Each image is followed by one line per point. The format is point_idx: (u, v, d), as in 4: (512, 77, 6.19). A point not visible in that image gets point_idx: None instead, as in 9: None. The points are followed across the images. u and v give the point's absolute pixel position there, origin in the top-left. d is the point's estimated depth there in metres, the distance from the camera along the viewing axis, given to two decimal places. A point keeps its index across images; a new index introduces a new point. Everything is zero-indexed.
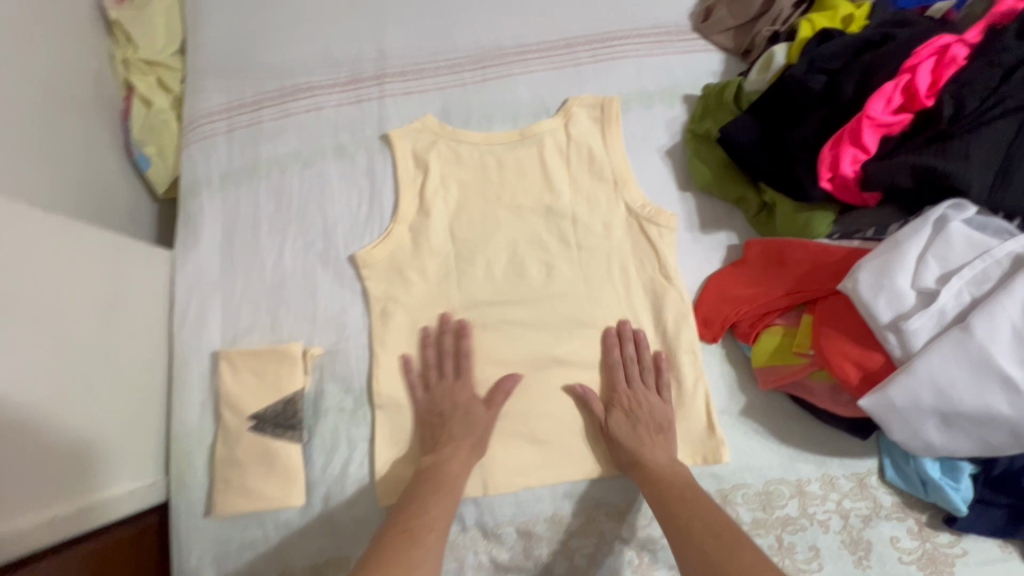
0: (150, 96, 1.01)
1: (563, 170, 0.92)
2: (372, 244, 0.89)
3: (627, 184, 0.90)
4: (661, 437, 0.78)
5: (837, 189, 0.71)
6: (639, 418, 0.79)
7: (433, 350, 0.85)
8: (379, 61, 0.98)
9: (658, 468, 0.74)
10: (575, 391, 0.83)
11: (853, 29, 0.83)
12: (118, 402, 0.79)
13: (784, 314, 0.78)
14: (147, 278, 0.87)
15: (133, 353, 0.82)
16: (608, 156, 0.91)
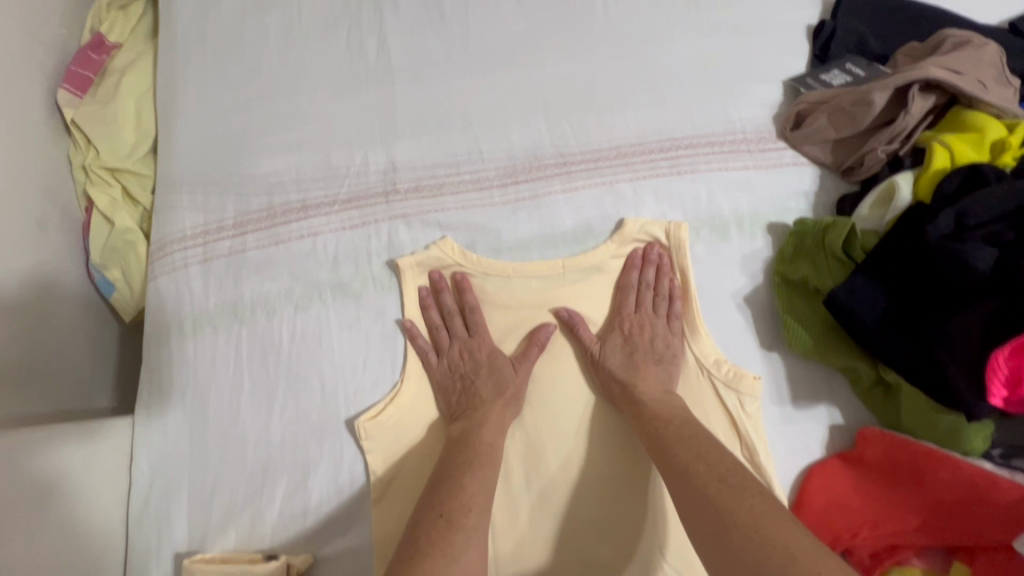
0: (112, 214, 0.84)
1: (620, 313, 0.74)
2: (376, 408, 0.71)
3: (699, 334, 0.72)
4: (658, 368, 0.70)
5: (1013, 407, 0.52)
6: (639, 345, 0.71)
7: (436, 312, 0.75)
8: (389, 175, 0.80)
9: (655, 405, 0.65)
10: (561, 316, 0.74)
11: (1007, 160, 0.63)
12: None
13: (922, 551, 0.59)
14: (90, 468, 0.70)
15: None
16: (676, 296, 0.74)
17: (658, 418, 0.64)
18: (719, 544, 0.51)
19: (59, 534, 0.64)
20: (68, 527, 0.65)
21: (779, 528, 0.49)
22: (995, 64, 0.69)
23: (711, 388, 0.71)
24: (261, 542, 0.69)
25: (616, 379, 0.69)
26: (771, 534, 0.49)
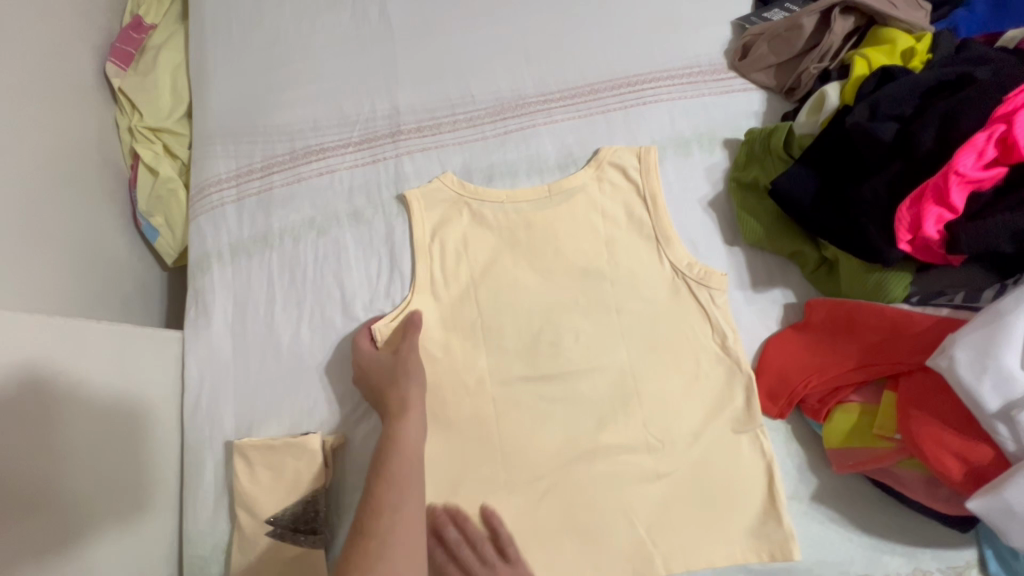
0: (156, 165, 0.96)
1: (603, 228, 0.84)
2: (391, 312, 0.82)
3: (671, 242, 0.82)
4: (733, 484, 0.73)
5: (917, 250, 0.63)
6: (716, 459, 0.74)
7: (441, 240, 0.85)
8: (394, 118, 0.92)
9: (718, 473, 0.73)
10: (650, 416, 0.76)
11: (915, 64, 0.75)
12: (108, 512, 0.72)
13: (860, 388, 0.70)
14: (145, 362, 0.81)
15: (124, 453, 0.76)
16: (649, 211, 0.84)
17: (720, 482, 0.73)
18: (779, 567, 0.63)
19: (101, 417, 0.73)
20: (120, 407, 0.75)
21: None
22: None
23: (684, 288, 0.80)
24: (297, 426, 0.80)
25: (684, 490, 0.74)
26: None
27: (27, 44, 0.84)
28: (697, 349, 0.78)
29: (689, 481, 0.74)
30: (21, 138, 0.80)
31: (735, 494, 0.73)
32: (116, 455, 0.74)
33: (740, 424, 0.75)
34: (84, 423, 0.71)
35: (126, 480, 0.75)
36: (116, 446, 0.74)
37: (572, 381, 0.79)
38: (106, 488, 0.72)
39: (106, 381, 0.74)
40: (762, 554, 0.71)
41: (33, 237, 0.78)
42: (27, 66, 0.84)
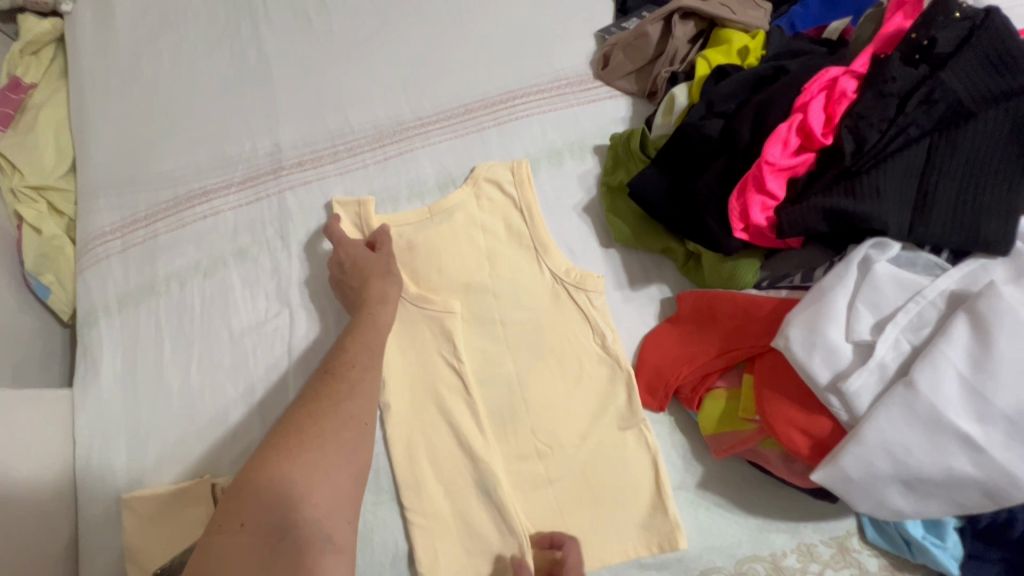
0: (39, 224, 0.95)
1: (486, 241, 0.85)
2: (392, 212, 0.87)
3: (548, 250, 0.83)
4: (622, 482, 0.75)
5: (754, 237, 0.66)
6: (602, 457, 0.76)
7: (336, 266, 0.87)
8: (275, 155, 0.93)
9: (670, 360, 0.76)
10: (538, 425, 0.77)
11: (751, 60, 0.79)
12: None
13: (725, 373, 0.72)
14: (19, 428, 0.78)
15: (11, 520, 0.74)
16: (527, 221, 0.85)
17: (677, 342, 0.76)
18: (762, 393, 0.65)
19: None
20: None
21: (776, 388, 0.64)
22: None
23: (564, 294, 0.82)
24: (191, 472, 0.79)
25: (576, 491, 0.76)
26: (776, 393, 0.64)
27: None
28: (580, 352, 0.80)
29: (578, 482, 0.76)
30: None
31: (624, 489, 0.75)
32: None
33: (624, 422, 0.76)
34: None
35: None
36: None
37: (462, 399, 0.79)
38: None
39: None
40: (653, 547, 0.73)
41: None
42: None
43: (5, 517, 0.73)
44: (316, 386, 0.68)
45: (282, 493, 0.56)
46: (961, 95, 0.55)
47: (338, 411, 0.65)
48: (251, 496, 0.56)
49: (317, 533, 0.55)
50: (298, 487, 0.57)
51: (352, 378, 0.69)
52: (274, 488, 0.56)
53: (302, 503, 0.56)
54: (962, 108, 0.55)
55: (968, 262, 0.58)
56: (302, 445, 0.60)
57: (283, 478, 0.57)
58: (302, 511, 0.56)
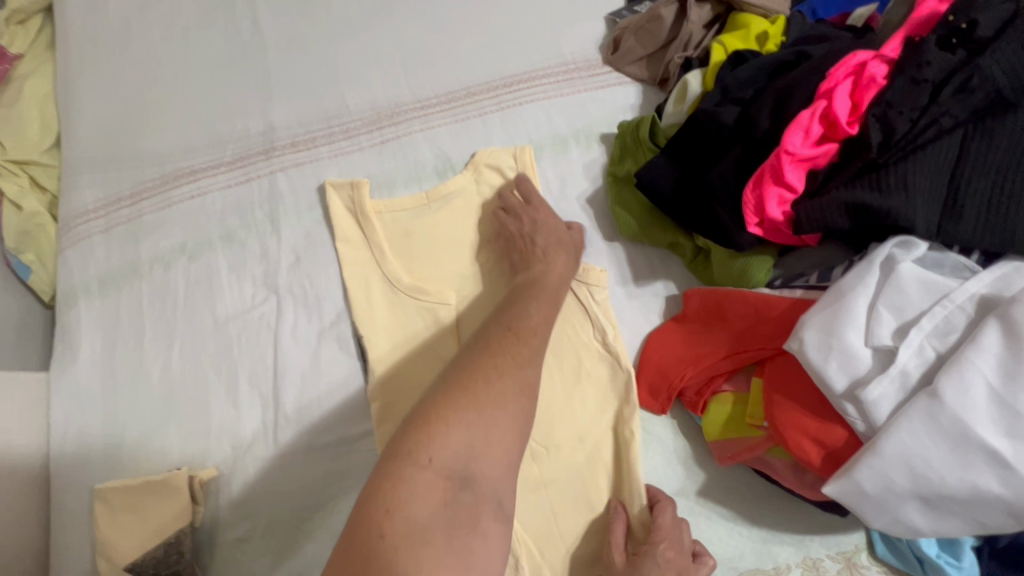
0: (20, 200, 0.92)
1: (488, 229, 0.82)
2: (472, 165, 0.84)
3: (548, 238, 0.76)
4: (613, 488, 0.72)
5: (768, 233, 0.62)
6: (598, 460, 0.73)
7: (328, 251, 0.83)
8: (268, 135, 0.90)
9: (678, 359, 0.72)
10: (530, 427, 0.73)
11: (770, 46, 0.75)
12: None
13: (732, 377, 0.68)
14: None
15: None
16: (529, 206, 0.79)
17: (688, 338, 0.72)
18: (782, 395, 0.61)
19: None
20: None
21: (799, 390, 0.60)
22: None
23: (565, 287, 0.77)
24: (172, 462, 0.76)
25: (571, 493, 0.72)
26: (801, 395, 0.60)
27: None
28: (577, 350, 0.75)
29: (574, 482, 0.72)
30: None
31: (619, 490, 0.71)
32: None
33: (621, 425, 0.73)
34: None
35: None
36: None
37: None
38: None
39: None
40: None
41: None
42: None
43: None
44: (497, 340, 0.59)
45: (464, 440, 0.50)
46: (1001, 84, 0.50)
47: (521, 372, 0.57)
48: (439, 436, 0.50)
49: (489, 493, 0.50)
50: (478, 441, 0.51)
51: (537, 329, 0.63)
52: (462, 430, 0.50)
53: (484, 453, 0.50)
54: (1002, 98, 0.51)
55: (1000, 264, 0.54)
56: (488, 387, 0.54)
57: (466, 428, 0.51)
58: (479, 465, 0.50)
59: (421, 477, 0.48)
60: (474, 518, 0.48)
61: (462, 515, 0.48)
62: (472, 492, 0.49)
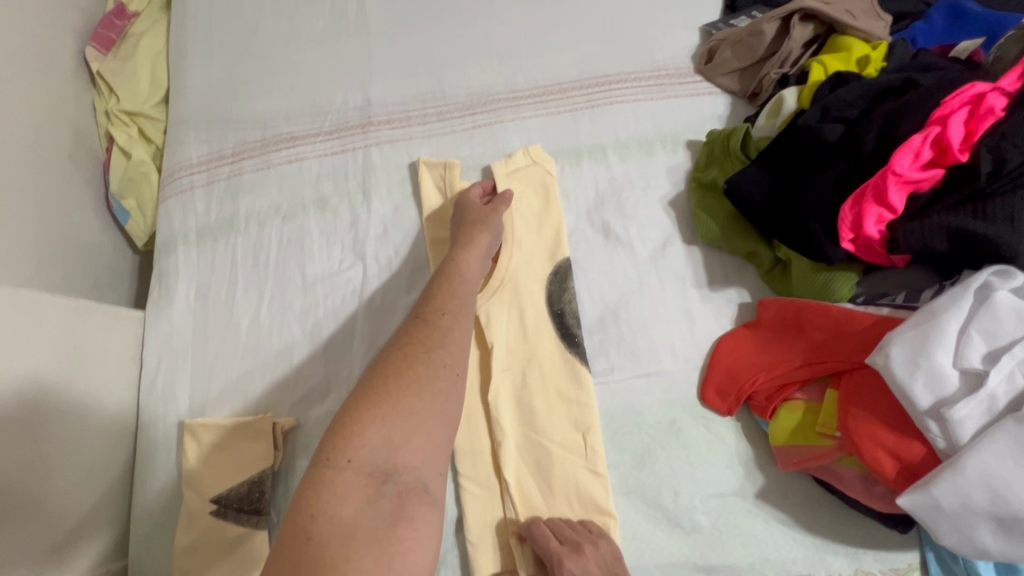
0: (129, 148, 0.98)
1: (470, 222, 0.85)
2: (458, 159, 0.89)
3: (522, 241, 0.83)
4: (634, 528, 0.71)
5: (861, 250, 0.64)
6: (658, 453, 0.75)
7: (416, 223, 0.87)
8: (365, 110, 0.94)
9: (750, 364, 0.74)
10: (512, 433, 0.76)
11: (870, 70, 0.76)
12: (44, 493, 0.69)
13: (805, 386, 0.70)
14: (92, 343, 0.79)
15: (77, 430, 0.75)
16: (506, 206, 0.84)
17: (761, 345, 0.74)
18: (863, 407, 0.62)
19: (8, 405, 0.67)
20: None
21: (883, 403, 0.62)
22: (864, 1, 0.84)
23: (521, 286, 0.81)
24: (252, 408, 0.80)
25: (631, 482, 0.74)
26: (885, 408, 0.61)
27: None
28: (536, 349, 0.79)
29: (496, 471, 0.75)
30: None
31: (548, 486, 0.74)
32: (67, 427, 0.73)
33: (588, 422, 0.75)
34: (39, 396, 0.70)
35: (60, 467, 0.72)
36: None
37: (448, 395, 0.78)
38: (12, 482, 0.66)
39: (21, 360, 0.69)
40: (702, 549, 0.72)
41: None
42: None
43: (73, 423, 0.74)
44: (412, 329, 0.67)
45: (382, 438, 0.56)
46: None
47: (431, 357, 0.63)
48: (354, 438, 0.55)
49: (415, 481, 0.55)
50: (398, 432, 0.56)
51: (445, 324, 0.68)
52: (379, 429, 0.56)
53: (404, 446, 0.56)
54: None
55: None
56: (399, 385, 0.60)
57: (381, 424, 0.57)
58: (401, 456, 0.55)
59: (342, 476, 0.53)
60: (404, 505, 0.53)
61: (393, 508, 0.52)
62: (397, 484, 0.54)
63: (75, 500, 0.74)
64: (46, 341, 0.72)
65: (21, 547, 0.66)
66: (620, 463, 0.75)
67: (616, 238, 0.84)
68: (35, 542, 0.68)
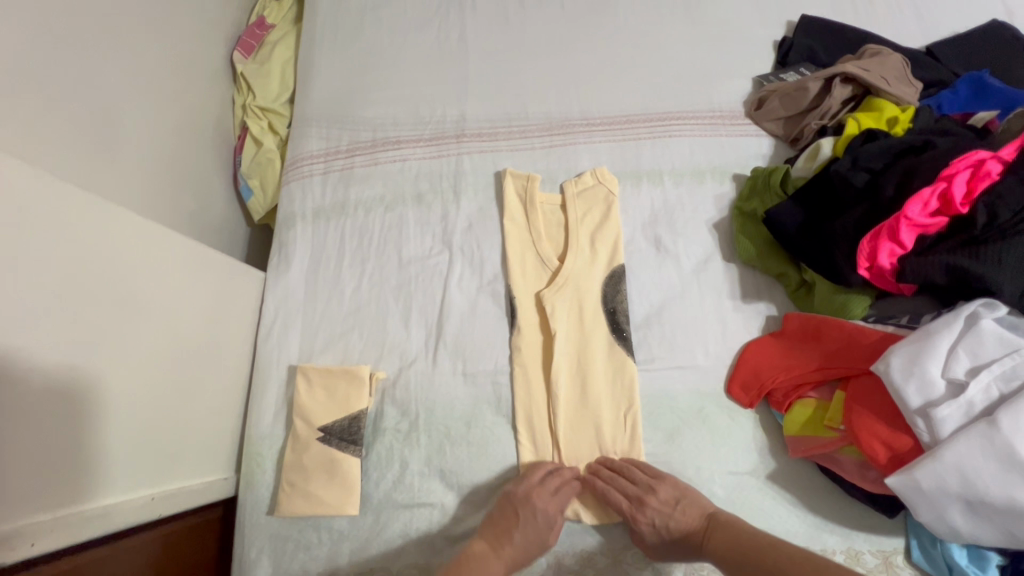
0: (261, 137, 1.18)
1: (545, 227, 1.01)
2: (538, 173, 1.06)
3: (586, 247, 0.99)
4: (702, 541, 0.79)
5: (874, 277, 0.77)
6: (687, 433, 0.89)
7: (496, 222, 1.03)
8: (460, 123, 1.11)
9: (772, 366, 0.87)
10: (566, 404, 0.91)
11: (897, 130, 0.90)
12: (193, 410, 0.87)
13: (818, 387, 0.84)
14: (233, 295, 0.96)
15: (215, 364, 0.92)
16: (575, 217, 1.00)
17: (783, 350, 0.88)
18: (865, 401, 0.76)
19: (187, 335, 0.86)
20: (158, 328, 0.80)
21: (881, 399, 0.75)
22: (898, 68, 0.97)
23: (584, 283, 0.96)
24: (350, 362, 0.96)
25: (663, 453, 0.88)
26: (883, 401, 0.75)
27: (168, 24, 1.05)
28: (591, 338, 0.93)
29: (552, 439, 0.90)
30: (153, 99, 0.99)
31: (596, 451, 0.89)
32: (208, 357, 0.91)
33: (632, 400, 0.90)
34: (199, 332, 0.88)
35: (200, 392, 0.89)
36: (160, 362, 0.81)
37: (513, 366, 0.94)
38: (182, 395, 0.85)
39: (188, 300, 0.86)
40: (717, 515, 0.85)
41: (145, 177, 0.95)
42: (163, 43, 1.03)
43: (213, 357, 0.92)
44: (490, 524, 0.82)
45: None
46: None
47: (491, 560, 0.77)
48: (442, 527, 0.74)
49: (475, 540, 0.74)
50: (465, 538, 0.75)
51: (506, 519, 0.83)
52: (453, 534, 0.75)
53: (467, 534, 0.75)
54: None
55: None
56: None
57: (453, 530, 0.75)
58: None
59: None
60: None
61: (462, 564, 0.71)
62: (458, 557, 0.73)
63: (207, 420, 0.91)
64: (206, 289, 0.90)
65: (173, 447, 0.84)
66: (653, 438, 0.89)
67: (666, 251, 0.99)
68: (177, 446, 0.84)
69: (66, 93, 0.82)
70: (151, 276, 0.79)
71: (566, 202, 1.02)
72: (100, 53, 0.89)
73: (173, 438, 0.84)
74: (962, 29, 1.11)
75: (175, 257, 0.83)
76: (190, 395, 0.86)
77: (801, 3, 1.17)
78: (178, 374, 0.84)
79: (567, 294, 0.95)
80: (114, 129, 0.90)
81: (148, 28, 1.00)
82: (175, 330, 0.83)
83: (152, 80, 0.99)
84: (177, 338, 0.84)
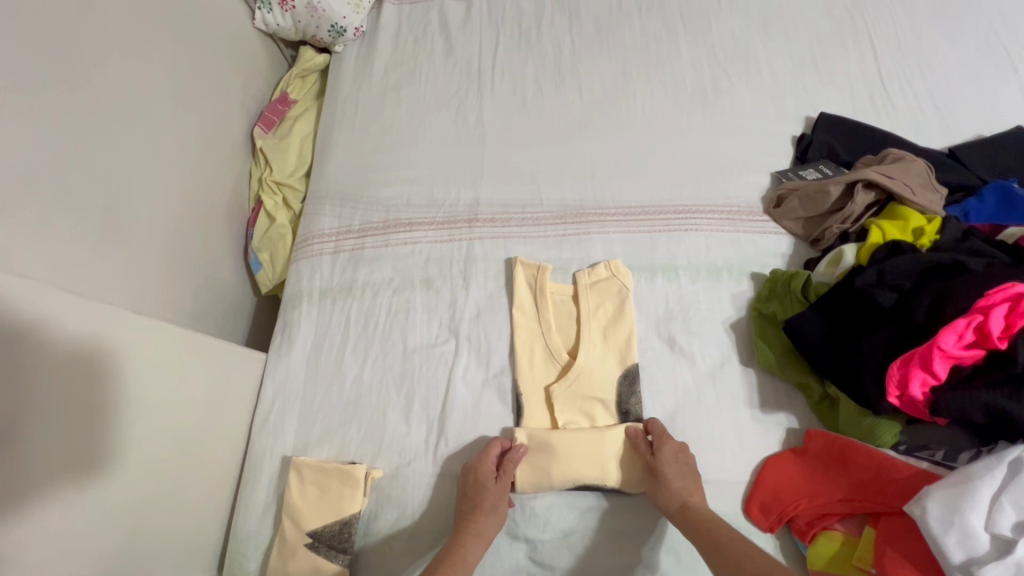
0: (274, 212, 1.18)
1: (557, 318, 0.99)
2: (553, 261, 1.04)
3: (598, 341, 0.95)
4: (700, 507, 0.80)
5: (904, 405, 0.73)
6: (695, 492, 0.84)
7: (506, 311, 1.00)
8: (473, 207, 1.10)
9: (794, 488, 0.82)
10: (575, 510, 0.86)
11: (924, 242, 0.87)
12: (172, 513, 0.82)
13: (844, 519, 0.78)
14: (229, 381, 0.93)
15: (200, 457, 0.88)
16: (587, 309, 0.97)
17: (807, 472, 0.82)
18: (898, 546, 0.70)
19: (169, 431, 0.82)
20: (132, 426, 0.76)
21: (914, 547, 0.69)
22: (922, 175, 0.95)
23: (595, 381, 0.92)
24: (345, 457, 0.92)
25: None
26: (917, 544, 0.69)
27: (190, 106, 1.07)
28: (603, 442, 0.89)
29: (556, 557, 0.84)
30: (169, 178, 1.00)
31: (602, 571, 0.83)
32: (195, 450, 0.87)
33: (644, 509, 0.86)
34: (187, 427, 0.85)
35: (179, 493, 0.84)
36: (134, 463, 0.76)
37: None
38: (159, 498, 0.80)
39: (186, 401, 0.85)
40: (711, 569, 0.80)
41: (152, 257, 0.95)
42: (185, 123, 1.05)
43: (200, 450, 0.88)
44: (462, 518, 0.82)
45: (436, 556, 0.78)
46: None
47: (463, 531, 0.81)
48: None
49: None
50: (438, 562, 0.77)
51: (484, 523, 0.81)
52: None
53: None
54: None
55: None
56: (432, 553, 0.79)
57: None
58: None
59: None
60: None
61: None
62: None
63: (186, 521, 0.85)
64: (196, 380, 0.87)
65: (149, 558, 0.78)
66: (666, 561, 0.83)
67: (680, 350, 0.95)
68: (161, 556, 0.80)
69: (80, 183, 0.83)
70: (143, 379, 0.78)
71: (579, 293, 0.99)
72: (117, 139, 0.90)
73: (149, 546, 0.78)
74: (986, 131, 1.10)
75: (156, 349, 0.81)
76: (169, 497, 0.82)
77: (819, 99, 1.16)
78: (157, 474, 0.80)
79: (578, 392, 0.92)
80: (126, 215, 0.90)
81: (169, 112, 1.02)
82: (155, 427, 0.80)
83: (169, 162, 1.00)
84: (156, 435, 0.80)
